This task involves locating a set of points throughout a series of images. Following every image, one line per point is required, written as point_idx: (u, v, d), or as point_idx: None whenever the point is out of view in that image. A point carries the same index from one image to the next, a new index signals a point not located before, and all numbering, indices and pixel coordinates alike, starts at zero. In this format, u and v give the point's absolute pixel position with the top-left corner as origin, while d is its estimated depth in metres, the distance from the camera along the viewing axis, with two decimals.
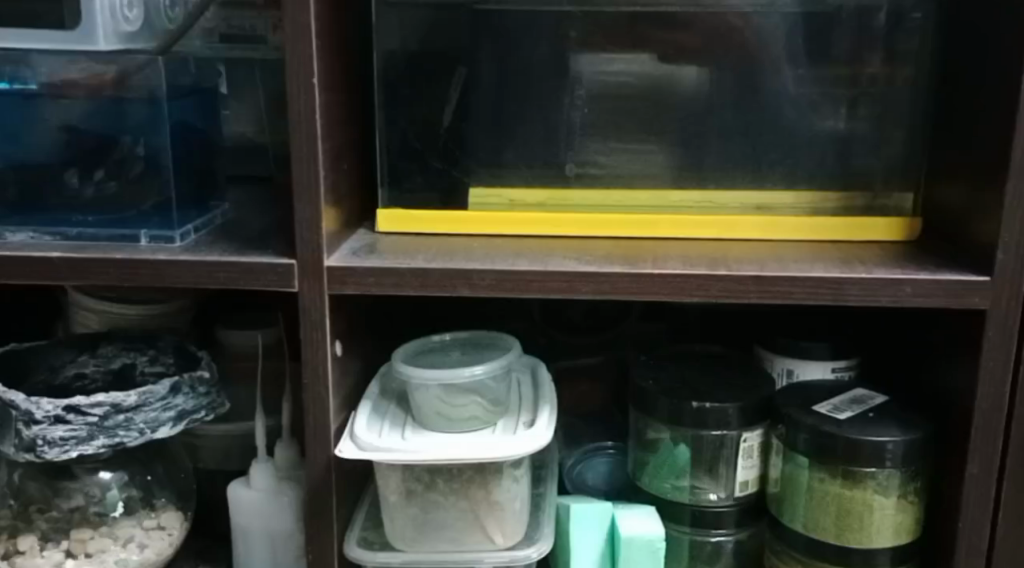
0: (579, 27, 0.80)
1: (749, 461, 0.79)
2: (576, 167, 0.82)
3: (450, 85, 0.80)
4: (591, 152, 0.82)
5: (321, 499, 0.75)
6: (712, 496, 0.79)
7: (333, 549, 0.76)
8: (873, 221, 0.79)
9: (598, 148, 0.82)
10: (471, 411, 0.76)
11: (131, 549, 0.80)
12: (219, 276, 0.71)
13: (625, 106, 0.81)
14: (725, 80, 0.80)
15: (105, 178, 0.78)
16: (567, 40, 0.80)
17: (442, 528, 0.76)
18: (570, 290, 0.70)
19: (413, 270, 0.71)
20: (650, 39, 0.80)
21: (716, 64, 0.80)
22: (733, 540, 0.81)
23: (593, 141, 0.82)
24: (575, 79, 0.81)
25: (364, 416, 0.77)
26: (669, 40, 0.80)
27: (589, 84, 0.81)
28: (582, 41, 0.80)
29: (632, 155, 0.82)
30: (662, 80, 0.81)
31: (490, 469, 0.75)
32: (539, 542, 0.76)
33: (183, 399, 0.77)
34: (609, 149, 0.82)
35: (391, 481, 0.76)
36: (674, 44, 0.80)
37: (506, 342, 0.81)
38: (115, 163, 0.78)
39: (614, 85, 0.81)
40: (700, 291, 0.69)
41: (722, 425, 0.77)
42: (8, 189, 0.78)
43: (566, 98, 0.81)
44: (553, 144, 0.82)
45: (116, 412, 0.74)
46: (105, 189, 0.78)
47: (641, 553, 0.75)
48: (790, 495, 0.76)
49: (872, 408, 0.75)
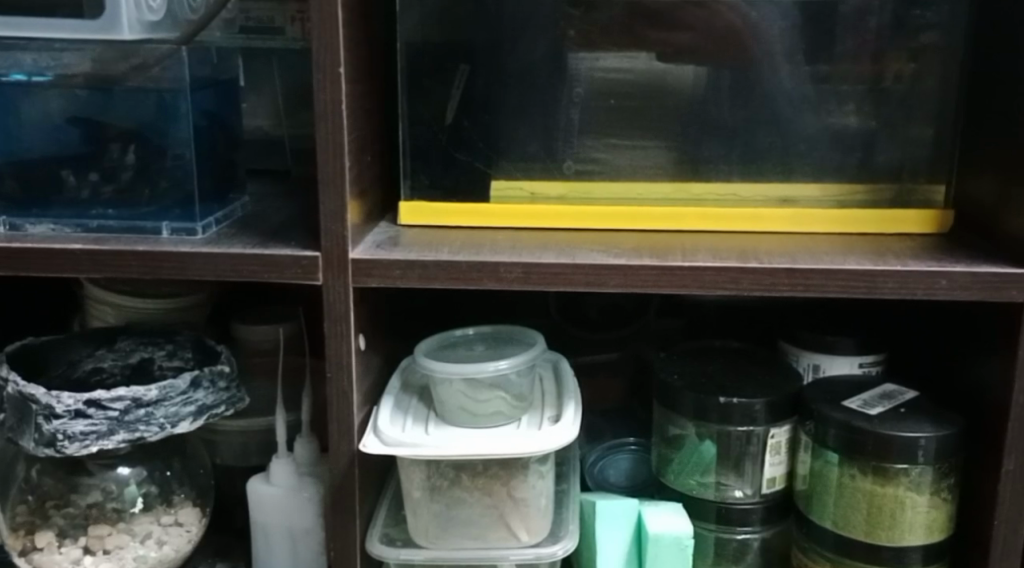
0: (578, 27, 0.79)
1: (776, 457, 0.77)
2: (584, 165, 0.81)
3: (453, 82, 0.79)
4: (591, 150, 0.81)
5: (345, 494, 0.74)
6: (738, 493, 0.78)
7: (355, 547, 0.75)
8: (905, 214, 0.77)
9: (598, 145, 0.81)
10: (494, 407, 0.75)
11: (149, 545, 0.79)
12: (242, 269, 0.70)
13: (625, 104, 0.80)
14: (724, 81, 0.79)
15: (123, 168, 0.77)
16: (566, 40, 0.79)
17: (465, 525, 0.75)
18: (598, 282, 0.69)
19: (439, 263, 0.70)
20: (650, 39, 0.79)
21: (723, 61, 0.79)
22: (759, 538, 0.80)
23: (590, 139, 0.81)
24: (573, 77, 0.80)
25: (387, 411, 0.76)
26: (668, 41, 0.79)
27: (586, 82, 0.80)
28: (582, 41, 0.79)
29: (635, 152, 0.80)
30: (660, 79, 0.79)
31: (516, 465, 0.74)
32: (564, 540, 0.75)
33: (203, 394, 0.76)
34: (610, 146, 0.81)
35: (415, 476, 0.75)
36: (672, 44, 0.79)
37: (530, 336, 0.80)
38: (133, 154, 0.77)
39: (612, 81, 0.80)
40: (731, 284, 0.68)
41: (750, 419, 0.76)
42: (10, 181, 0.76)
43: (565, 97, 0.80)
44: (552, 141, 0.81)
45: (136, 407, 0.73)
46: (122, 181, 0.77)
47: (669, 549, 0.73)
48: (820, 492, 0.75)
49: (904, 403, 0.74)
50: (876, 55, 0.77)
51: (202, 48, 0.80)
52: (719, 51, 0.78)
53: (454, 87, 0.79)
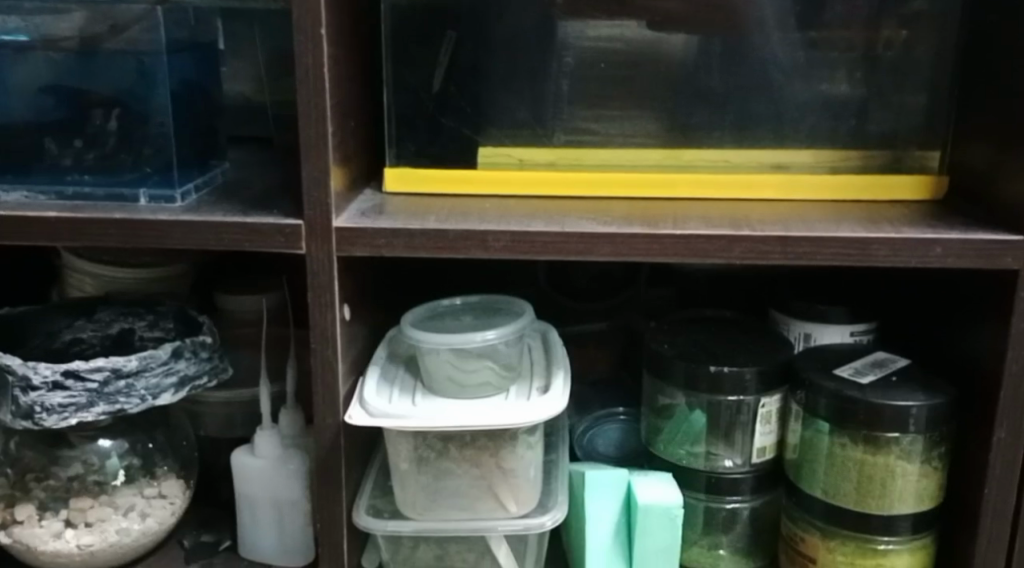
0: None
1: (766, 427, 0.77)
2: (574, 134, 0.79)
3: (440, 49, 0.77)
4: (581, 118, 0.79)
5: (331, 466, 0.73)
6: (728, 463, 0.78)
7: (342, 520, 0.74)
8: (899, 180, 0.76)
9: (587, 113, 0.79)
10: (482, 378, 0.74)
11: (132, 518, 0.78)
12: (223, 238, 0.68)
13: (615, 73, 0.78)
14: (714, 47, 0.77)
15: (106, 135, 0.75)
16: (554, 5, 0.77)
17: (453, 496, 0.74)
18: (587, 251, 0.68)
19: (425, 231, 0.68)
20: (639, 6, 0.77)
21: (715, 26, 0.77)
22: (749, 507, 0.79)
23: (579, 107, 0.79)
24: (562, 46, 0.78)
25: (373, 382, 0.75)
26: (656, 8, 0.77)
27: (576, 52, 0.78)
28: (569, 8, 0.77)
29: (625, 119, 0.79)
30: (650, 46, 0.78)
31: (503, 436, 0.73)
32: (554, 511, 0.75)
33: (185, 364, 0.74)
34: (601, 115, 0.79)
35: (402, 448, 0.74)
36: (661, 12, 0.77)
37: (518, 307, 0.79)
38: (116, 120, 0.75)
39: (600, 50, 0.78)
40: (723, 252, 0.67)
41: (741, 388, 0.75)
42: None
43: (554, 66, 0.78)
44: (541, 108, 0.79)
45: (116, 378, 0.71)
46: (100, 149, 0.75)
47: (660, 519, 0.72)
48: (810, 462, 0.74)
49: (895, 372, 0.74)
50: (871, 20, 0.75)
51: (179, 10, 0.78)
52: (711, 15, 0.77)
53: (441, 54, 0.77)
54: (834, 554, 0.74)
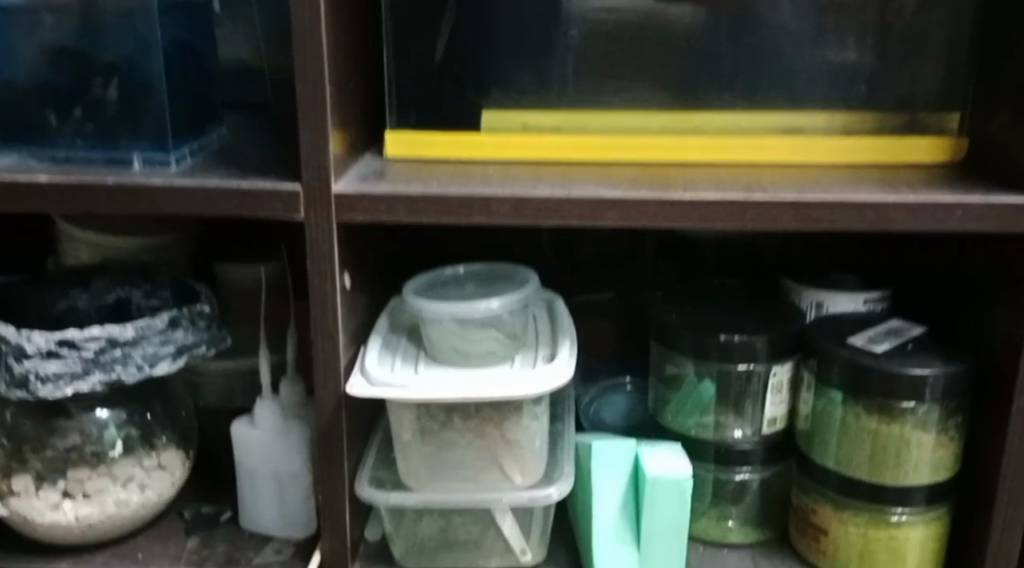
0: None
1: (777, 396, 0.75)
2: None
3: (441, 21, 0.74)
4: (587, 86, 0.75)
5: (333, 437, 0.71)
6: (737, 434, 0.76)
7: (344, 491, 0.73)
8: (915, 143, 0.74)
9: None
10: (487, 347, 0.73)
11: (131, 490, 0.77)
12: (219, 204, 0.66)
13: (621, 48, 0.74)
14: None
15: (105, 105, 0.72)
16: None
17: (457, 467, 0.73)
18: (595, 217, 0.66)
19: (428, 196, 0.66)
20: None
21: None
22: (758, 479, 0.78)
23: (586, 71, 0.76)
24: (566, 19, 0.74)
25: (375, 352, 0.73)
26: None
27: (580, 25, 0.74)
28: None
29: None
30: (658, 18, 0.74)
31: (508, 407, 0.71)
32: (560, 482, 0.73)
33: (182, 333, 0.73)
34: None
35: (405, 418, 0.73)
36: None
37: (522, 275, 0.77)
38: (116, 90, 0.72)
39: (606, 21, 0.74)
40: (735, 218, 0.65)
41: (751, 358, 0.73)
42: None
43: (558, 40, 0.75)
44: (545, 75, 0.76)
45: (112, 346, 0.70)
46: (97, 121, 0.72)
47: (667, 493, 0.70)
48: (822, 432, 0.73)
49: (911, 340, 0.72)
50: None
51: None
52: None
53: (442, 23, 0.75)
54: (846, 526, 0.72)
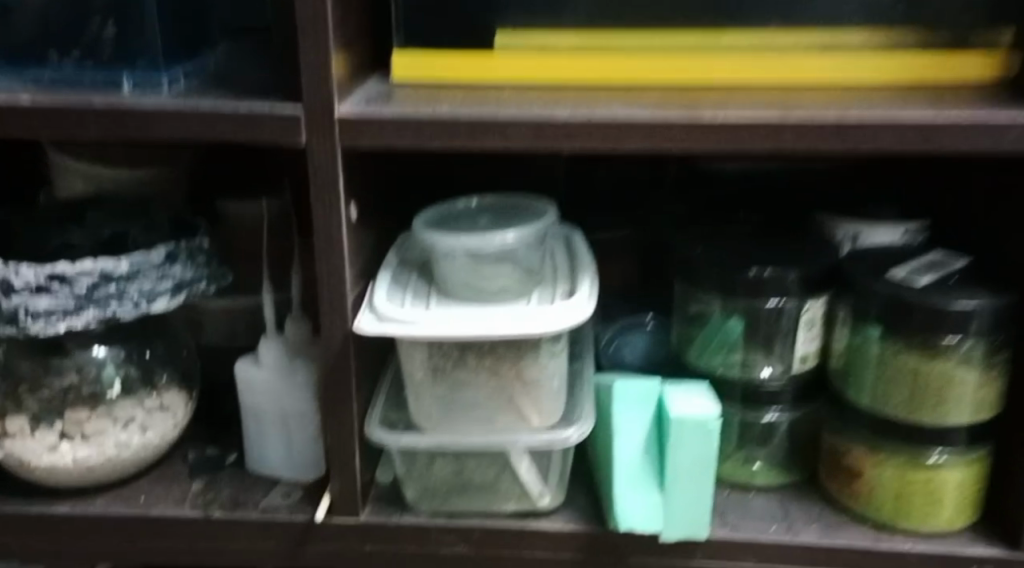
0: None
1: (810, 333, 0.71)
2: None
3: None
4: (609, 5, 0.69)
5: (341, 377, 0.68)
6: (764, 373, 0.72)
7: (354, 432, 0.69)
8: (963, 61, 0.69)
9: None
10: (502, 284, 0.69)
11: (132, 431, 0.73)
12: (215, 129, 0.62)
13: None
14: None
15: (102, 44, 0.67)
16: None
17: (472, 408, 0.70)
18: (619, 140, 0.61)
19: (438, 119, 0.62)
20: None
21: None
22: (787, 420, 0.74)
23: None
24: None
25: (384, 288, 0.69)
26: None
27: None
28: None
29: None
30: None
31: (525, 346, 0.68)
32: (578, 424, 0.70)
33: (180, 268, 0.69)
34: None
35: (416, 357, 0.69)
36: None
37: (540, 208, 0.73)
38: (114, 30, 0.67)
39: None
40: (769, 140, 0.60)
41: (782, 292, 0.69)
42: None
43: None
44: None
45: (106, 282, 0.66)
46: (95, 59, 0.67)
47: (691, 434, 0.66)
48: (858, 371, 0.69)
49: (956, 272, 0.67)
50: None
51: None
52: None
53: None
54: (881, 468, 0.69)
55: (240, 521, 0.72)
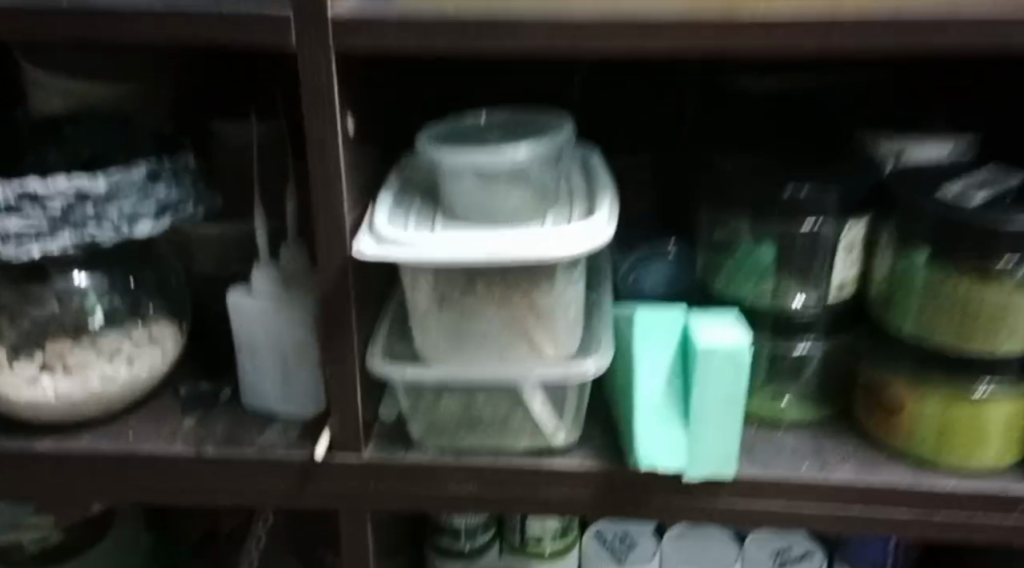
0: None
1: (849, 258, 0.65)
2: None
3: None
4: None
5: (340, 306, 0.63)
6: (797, 302, 0.67)
7: (354, 365, 0.64)
8: None
9: None
10: (513, 204, 0.63)
11: (118, 363, 0.68)
12: (196, 30, 0.56)
13: None
14: None
15: None
16: None
17: (481, 340, 0.65)
18: (643, 40, 0.55)
19: (442, 18, 0.55)
20: None
21: None
22: (821, 354, 0.69)
23: None
24: None
25: (385, 210, 0.63)
26: None
27: None
28: None
29: None
30: None
31: (539, 272, 0.62)
32: (596, 356, 0.65)
33: (165, 189, 0.64)
34: None
35: (422, 284, 0.64)
36: None
37: (555, 123, 0.66)
38: None
39: None
40: (811, 40, 0.54)
41: (819, 212, 0.63)
42: None
43: None
44: None
45: (83, 202, 0.61)
46: None
47: (720, 366, 0.61)
48: (901, 297, 0.64)
49: (1012, 189, 0.61)
50: None
51: None
52: None
53: None
54: (924, 401, 0.64)
55: (236, 460, 0.68)
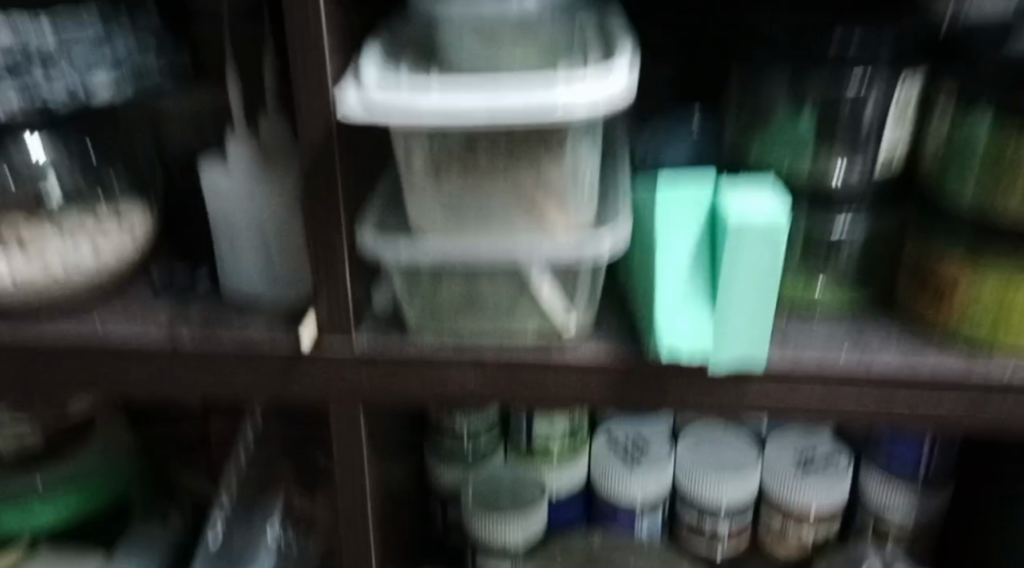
0: None
1: (900, 121, 0.59)
2: None
3: None
4: None
5: (326, 174, 0.56)
6: (841, 171, 0.60)
7: (342, 242, 0.58)
8: None
9: None
10: (520, 55, 0.55)
11: (79, 243, 0.62)
12: None
13: None
14: None
15: None
16: None
17: (486, 215, 0.58)
18: None
19: None
20: None
21: None
22: (862, 233, 0.62)
23: None
24: None
25: (372, 66, 0.55)
26: None
27: None
28: None
29: None
30: None
31: (552, 136, 0.56)
32: (612, 231, 0.57)
33: (121, 54, 0.60)
34: None
35: (415, 149, 0.57)
36: None
37: None
38: None
39: None
40: None
41: (868, 62, 0.56)
42: None
43: None
44: None
45: (31, 59, 0.57)
46: None
47: (756, 241, 0.53)
48: (957, 162, 0.58)
49: None
50: None
51: None
52: None
53: None
54: (981, 279, 0.57)
55: (213, 347, 0.62)
